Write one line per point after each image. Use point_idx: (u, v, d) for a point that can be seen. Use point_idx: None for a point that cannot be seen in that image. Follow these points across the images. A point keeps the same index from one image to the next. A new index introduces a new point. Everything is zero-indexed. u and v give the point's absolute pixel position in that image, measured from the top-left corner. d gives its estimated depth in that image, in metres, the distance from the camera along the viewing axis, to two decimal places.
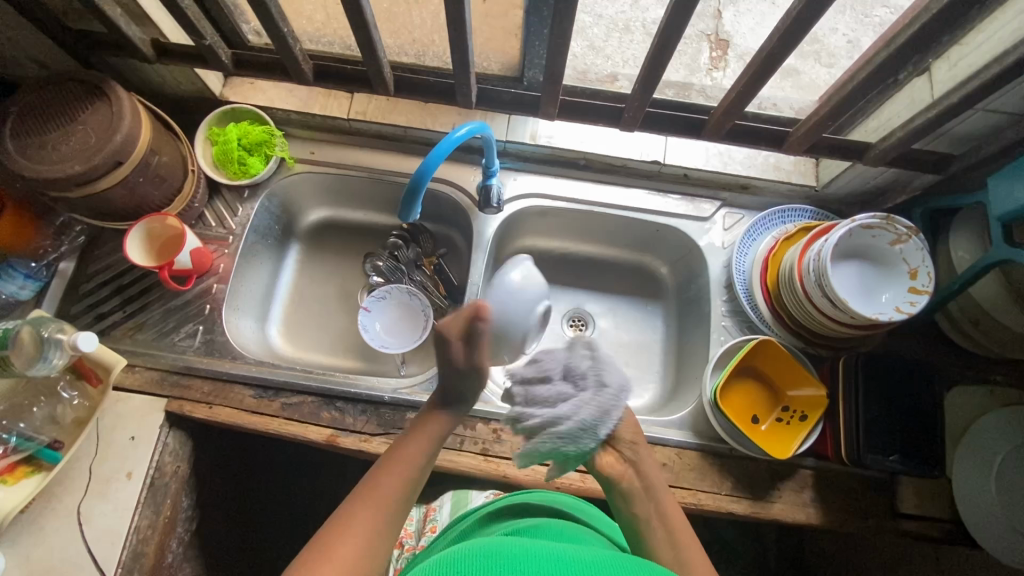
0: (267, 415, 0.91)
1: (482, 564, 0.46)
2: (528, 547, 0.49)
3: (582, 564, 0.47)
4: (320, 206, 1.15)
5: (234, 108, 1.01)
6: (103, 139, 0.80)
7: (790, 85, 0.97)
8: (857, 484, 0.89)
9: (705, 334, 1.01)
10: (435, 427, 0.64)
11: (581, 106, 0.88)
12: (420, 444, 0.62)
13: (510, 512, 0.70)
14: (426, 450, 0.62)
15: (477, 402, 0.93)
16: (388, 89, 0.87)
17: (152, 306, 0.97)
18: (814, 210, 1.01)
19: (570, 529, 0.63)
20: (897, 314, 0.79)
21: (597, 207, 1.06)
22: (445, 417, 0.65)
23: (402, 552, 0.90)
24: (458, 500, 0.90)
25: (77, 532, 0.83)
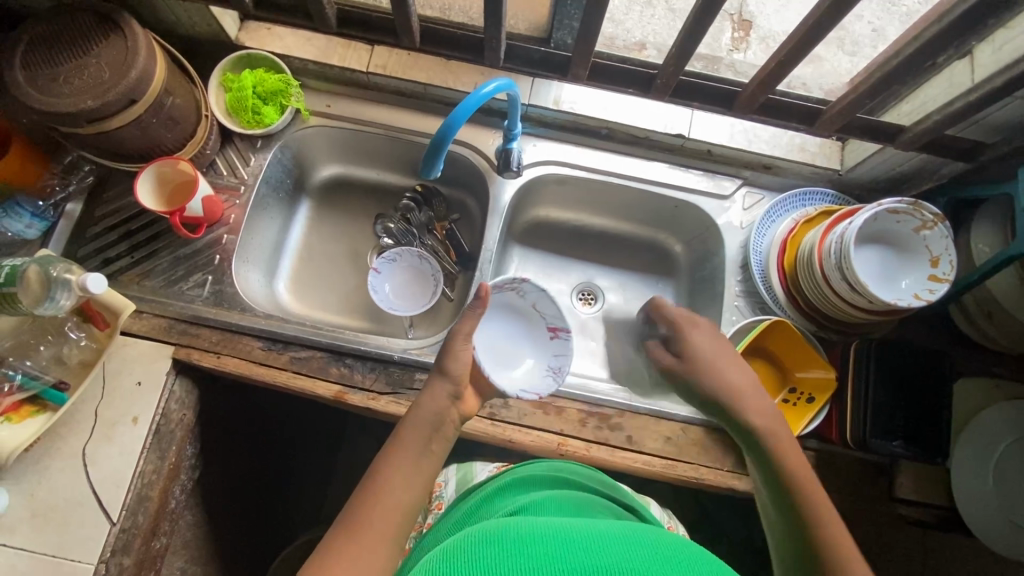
0: (276, 367, 0.90)
1: (485, 550, 0.46)
2: (533, 526, 0.49)
3: (585, 538, 0.47)
4: (332, 162, 1.13)
5: (250, 54, 0.98)
6: (117, 75, 0.77)
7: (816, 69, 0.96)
8: (858, 467, 0.90)
9: (717, 313, 1.00)
10: (423, 417, 0.68)
11: (610, 70, 0.85)
12: (405, 445, 0.65)
13: (517, 487, 0.71)
14: (420, 440, 0.66)
15: None
16: (413, 41, 0.83)
17: (161, 254, 0.95)
18: (836, 193, 0.99)
19: (575, 503, 0.65)
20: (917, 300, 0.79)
21: (615, 179, 1.04)
22: (433, 402, 0.69)
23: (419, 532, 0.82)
24: (463, 477, 0.83)
25: (82, 473, 0.84)
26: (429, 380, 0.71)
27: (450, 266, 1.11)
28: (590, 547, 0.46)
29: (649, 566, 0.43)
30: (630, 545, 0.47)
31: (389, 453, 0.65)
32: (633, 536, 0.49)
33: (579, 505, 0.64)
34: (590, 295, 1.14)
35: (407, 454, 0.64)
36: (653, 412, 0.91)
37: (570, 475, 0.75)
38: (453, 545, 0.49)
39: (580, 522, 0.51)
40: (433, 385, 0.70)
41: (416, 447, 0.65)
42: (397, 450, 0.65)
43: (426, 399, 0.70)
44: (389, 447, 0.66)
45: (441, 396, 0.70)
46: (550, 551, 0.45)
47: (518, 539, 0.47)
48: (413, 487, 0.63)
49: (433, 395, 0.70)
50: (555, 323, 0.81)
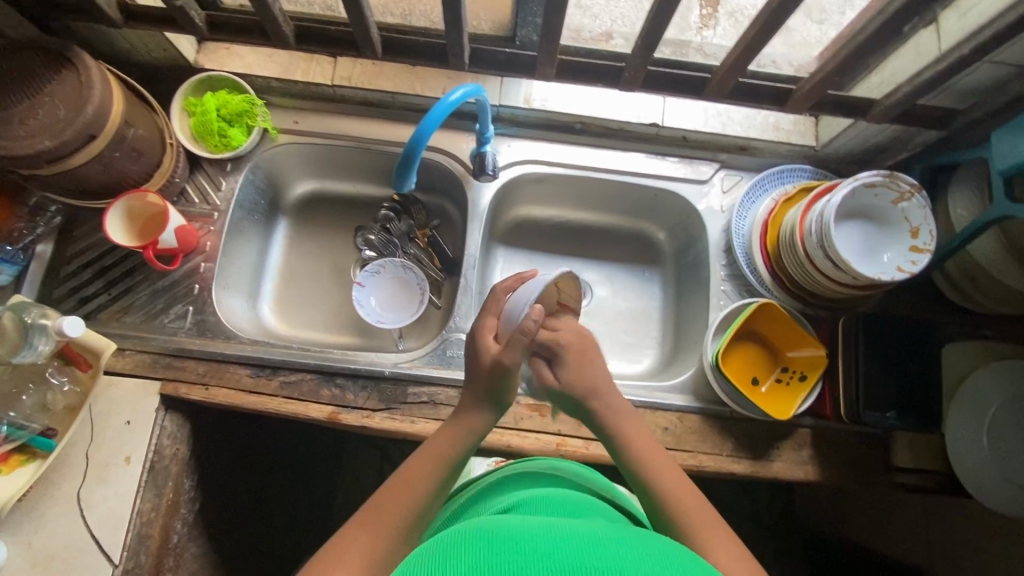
0: (265, 394, 0.89)
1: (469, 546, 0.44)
2: (522, 525, 0.48)
3: (574, 534, 0.46)
4: (306, 178, 1.11)
5: (211, 76, 0.96)
6: (73, 111, 0.75)
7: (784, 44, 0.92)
8: (854, 440, 0.91)
9: (704, 299, 1.00)
10: (459, 431, 0.66)
11: (577, 66, 0.84)
12: (432, 460, 0.64)
13: (512, 482, 0.71)
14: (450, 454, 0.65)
15: (454, 370, 0.92)
16: (375, 52, 0.80)
17: (138, 288, 0.94)
18: (813, 169, 0.99)
19: (570, 502, 0.63)
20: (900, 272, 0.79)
21: (593, 173, 1.03)
22: (477, 418, 0.67)
23: None
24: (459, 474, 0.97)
25: (79, 518, 0.82)
26: (471, 399, 0.68)
27: (435, 272, 1.11)
28: (579, 545, 0.44)
29: (638, 566, 0.42)
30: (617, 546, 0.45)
31: (417, 461, 0.64)
32: (622, 536, 0.47)
33: (572, 498, 0.64)
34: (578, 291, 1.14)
35: (432, 466, 0.63)
36: (648, 403, 0.91)
37: (566, 472, 0.76)
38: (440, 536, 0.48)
39: (570, 522, 0.50)
40: (477, 407, 0.67)
41: (446, 463, 0.64)
42: (424, 463, 0.64)
43: (467, 416, 0.67)
44: (417, 457, 0.65)
45: (480, 420, 0.67)
46: (534, 550, 0.43)
47: (503, 535, 0.45)
48: (431, 499, 0.62)
49: (473, 415, 0.67)
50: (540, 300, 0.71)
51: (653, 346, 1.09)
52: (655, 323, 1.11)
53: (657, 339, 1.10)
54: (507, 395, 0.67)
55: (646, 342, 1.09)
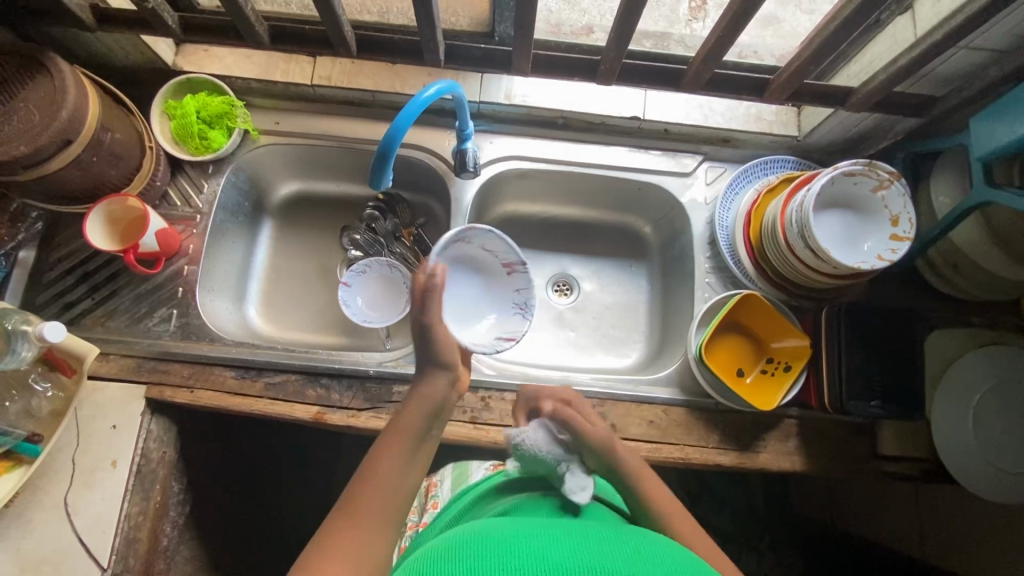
0: (251, 395, 0.89)
1: (472, 549, 0.49)
2: (512, 531, 0.52)
3: (558, 537, 0.50)
4: (290, 179, 1.11)
5: (190, 79, 0.95)
6: (48, 117, 0.74)
7: (770, 34, 0.92)
8: (840, 429, 0.91)
9: (689, 291, 1.00)
10: (422, 398, 0.70)
11: (554, 61, 0.84)
12: (403, 431, 0.66)
13: (510, 488, 0.74)
14: (419, 421, 0.68)
15: None
16: (350, 51, 0.80)
17: (122, 292, 0.94)
18: (797, 159, 0.99)
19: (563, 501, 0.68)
20: (880, 260, 0.78)
21: (577, 168, 1.03)
22: (433, 381, 0.72)
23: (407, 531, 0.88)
24: (458, 475, 0.88)
25: (67, 523, 0.82)
26: (424, 368, 0.73)
27: (421, 271, 1.10)
28: (561, 547, 0.48)
29: (615, 563, 0.46)
30: (604, 543, 0.50)
31: (388, 435, 0.66)
32: (604, 537, 0.51)
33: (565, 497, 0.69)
34: (565, 286, 1.14)
35: (404, 437, 0.65)
36: (634, 397, 0.91)
37: None
38: (439, 545, 0.53)
39: (558, 526, 0.54)
40: (430, 374, 0.72)
41: (415, 430, 0.66)
42: (397, 435, 0.65)
43: (424, 385, 0.72)
44: (389, 432, 0.66)
45: (438, 384, 0.72)
46: (531, 550, 0.48)
47: (494, 540, 0.50)
48: (409, 471, 0.63)
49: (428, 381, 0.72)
50: (509, 260, 0.88)
51: (640, 340, 1.09)
52: (642, 316, 1.11)
53: (644, 333, 1.10)
54: (452, 353, 0.73)
55: (633, 336, 1.09)
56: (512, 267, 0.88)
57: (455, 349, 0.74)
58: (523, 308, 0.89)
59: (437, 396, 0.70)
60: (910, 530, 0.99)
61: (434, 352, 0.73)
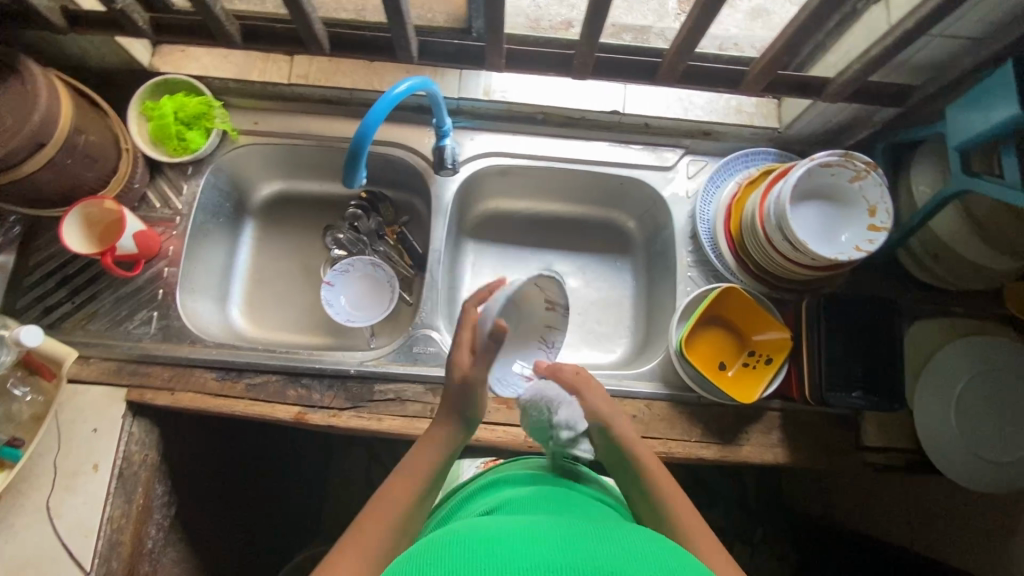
0: (232, 396, 0.89)
1: (460, 552, 0.47)
2: (496, 532, 0.50)
3: (546, 537, 0.49)
4: (272, 179, 1.10)
5: (167, 80, 0.95)
6: (19, 120, 0.74)
7: (760, 26, 0.92)
8: (823, 421, 0.91)
9: (672, 286, 1.00)
10: (436, 440, 0.70)
11: (529, 56, 0.83)
12: (412, 475, 0.66)
13: (493, 485, 0.71)
14: (430, 465, 0.68)
15: (420, 366, 0.92)
16: (322, 48, 0.80)
17: (102, 295, 0.93)
18: (777, 151, 0.99)
19: (550, 493, 0.66)
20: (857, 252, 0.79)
21: (558, 163, 1.03)
22: (452, 429, 0.70)
23: None
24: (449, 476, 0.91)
25: (49, 527, 0.82)
26: (443, 414, 0.71)
27: (405, 269, 1.11)
28: (548, 546, 0.47)
29: (608, 565, 0.45)
30: (594, 543, 0.49)
31: (397, 478, 0.66)
32: (593, 534, 0.50)
33: (552, 491, 0.66)
34: None
35: (412, 483, 0.66)
36: (615, 392, 0.91)
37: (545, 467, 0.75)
38: (421, 549, 0.50)
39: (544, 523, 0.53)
40: (447, 419, 0.70)
41: (423, 478, 0.66)
42: (404, 480, 0.66)
43: (439, 428, 0.71)
44: (397, 473, 0.67)
45: (454, 432, 0.70)
46: (519, 552, 0.46)
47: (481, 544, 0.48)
48: (411, 514, 0.64)
49: (444, 428, 0.70)
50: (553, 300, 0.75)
51: (625, 335, 1.09)
52: (627, 312, 1.11)
53: (629, 328, 1.09)
54: (476, 409, 0.71)
55: (618, 331, 1.09)
56: (553, 309, 0.75)
57: (478, 405, 0.71)
58: (552, 346, 0.78)
59: (450, 443, 0.70)
60: (896, 521, 0.99)
61: (460, 404, 0.70)
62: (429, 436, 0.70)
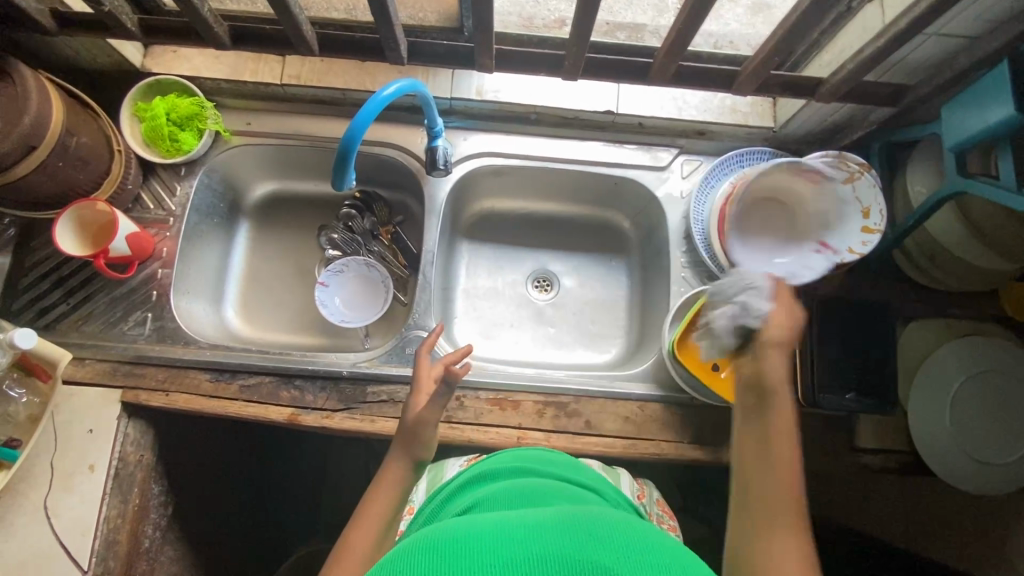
0: (226, 398, 0.89)
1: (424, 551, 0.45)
2: (471, 525, 0.48)
3: (522, 527, 0.46)
4: (266, 179, 1.10)
5: (158, 81, 0.95)
6: (10, 122, 0.74)
7: (761, 21, 0.90)
8: (818, 423, 0.90)
9: (666, 286, 1.00)
10: (393, 480, 0.71)
11: (520, 56, 0.83)
12: (371, 519, 0.67)
13: (476, 482, 0.70)
14: (389, 507, 0.68)
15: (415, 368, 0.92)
16: (312, 49, 0.79)
17: (97, 296, 0.94)
18: (773, 151, 0.98)
19: (535, 488, 0.63)
20: (822, 250, 0.83)
21: (551, 163, 1.02)
22: (404, 468, 0.72)
23: None
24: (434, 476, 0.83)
25: (46, 527, 0.83)
26: (392, 454, 0.73)
27: (399, 270, 1.10)
28: (523, 535, 0.45)
29: (584, 553, 0.43)
30: (569, 533, 0.45)
31: (355, 526, 0.66)
32: (571, 518, 0.47)
33: (539, 485, 0.63)
34: (544, 282, 1.13)
35: (372, 527, 0.66)
36: (607, 394, 0.90)
37: (537, 462, 0.73)
38: (394, 550, 0.47)
39: (521, 514, 0.50)
40: (399, 460, 0.72)
41: (381, 521, 0.67)
42: (362, 526, 0.66)
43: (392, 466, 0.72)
44: (356, 520, 0.67)
45: (406, 470, 0.72)
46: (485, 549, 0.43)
47: (453, 541, 0.45)
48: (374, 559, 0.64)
49: (396, 467, 0.71)
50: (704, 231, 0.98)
51: (619, 336, 1.09)
52: (621, 312, 1.10)
53: (623, 328, 1.09)
54: (426, 448, 0.73)
55: (612, 332, 1.09)
56: None
57: (429, 443, 0.74)
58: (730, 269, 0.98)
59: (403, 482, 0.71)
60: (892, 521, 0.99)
61: (413, 440, 0.73)
62: (385, 476, 0.71)
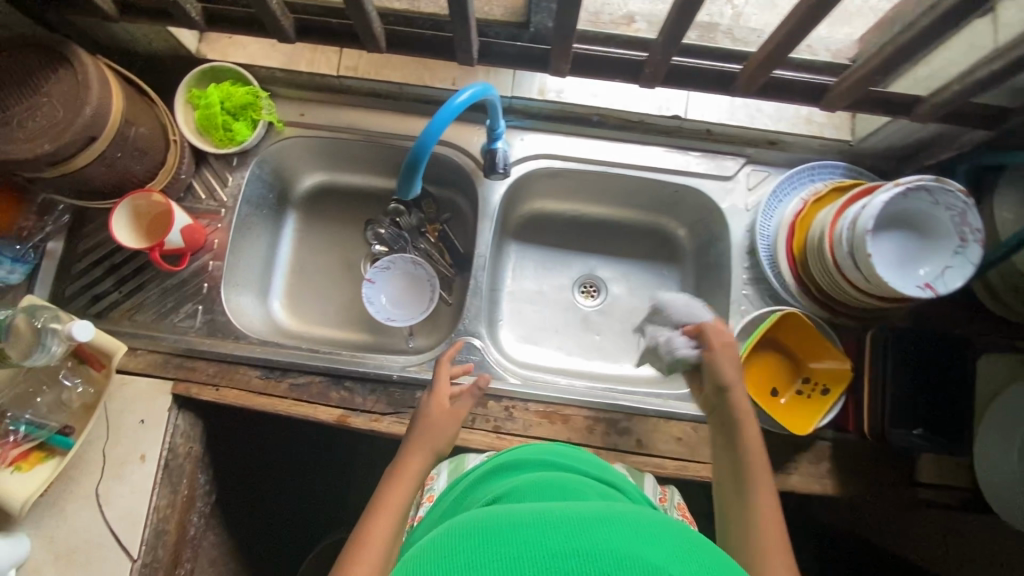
0: (275, 396, 0.89)
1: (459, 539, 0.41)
2: (516, 511, 0.44)
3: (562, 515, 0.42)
4: (315, 170, 1.08)
5: (214, 68, 0.92)
6: (71, 113, 0.72)
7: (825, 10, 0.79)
8: (879, 454, 0.87)
9: (725, 303, 0.96)
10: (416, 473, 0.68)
11: (597, 61, 0.79)
12: (391, 513, 0.63)
13: (499, 476, 0.67)
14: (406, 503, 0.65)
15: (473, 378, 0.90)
16: (379, 46, 0.76)
17: (149, 285, 0.93)
18: (846, 166, 0.93)
19: (564, 484, 0.59)
20: (922, 288, 0.72)
21: (611, 168, 0.98)
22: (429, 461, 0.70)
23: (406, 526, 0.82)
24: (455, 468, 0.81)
25: (98, 514, 0.84)
26: (409, 449, 0.71)
27: (445, 268, 1.08)
28: (574, 525, 0.40)
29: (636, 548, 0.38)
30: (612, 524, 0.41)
31: (375, 522, 0.61)
32: (613, 511, 0.43)
33: (569, 481, 0.60)
34: (592, 288, 1.10)
35: (396, 517, 0.63)
36: (660, 412, 0.88)
37: (562, 457, 0.70)
38: (433, 538, 0.43)
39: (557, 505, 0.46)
40: (423, 458, 0.70)
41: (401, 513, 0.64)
42: (383, 522, 0.61)
43: (412, 462, 0.69)
44: (370, 515, 0.62)
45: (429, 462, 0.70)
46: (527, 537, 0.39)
47: (498, 527, 0.41)
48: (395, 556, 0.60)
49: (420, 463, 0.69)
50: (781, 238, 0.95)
51: None
52: None
53: None
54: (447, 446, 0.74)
55: None
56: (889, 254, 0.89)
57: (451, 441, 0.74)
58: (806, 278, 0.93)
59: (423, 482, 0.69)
60: None
61: (441, 437, 0.73)
62: (409, 470, 0.68)
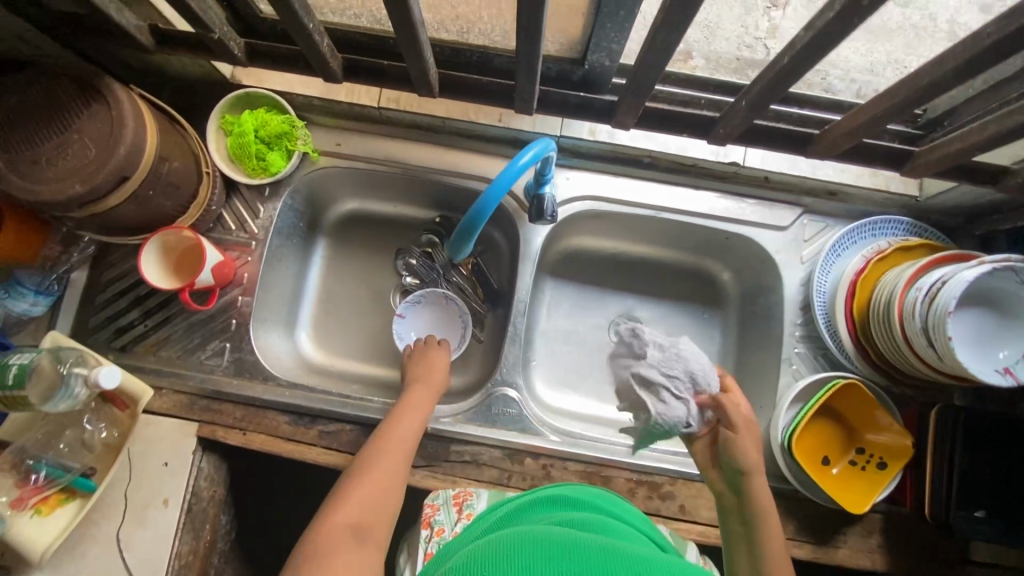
0: (304, 442, 0.85)
1: None
2: None
3: None
4: (348, 198, 1.04)
5: (248, 94, 0.88)
6: (105, 151, 0.68)
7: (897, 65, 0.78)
8: (933, 530, 0.83)
9: (774, 359, 0.92)
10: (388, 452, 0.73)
11: (660, 113, 0.75)
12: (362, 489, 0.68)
13: (539, 513, 0.64)
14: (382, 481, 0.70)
15: (514, 433, 0.86)
16: (432, 90, 0.72)
17: (175, 319, 0.90)
18: (910, 223, 0.88)
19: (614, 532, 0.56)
20: (1002, 373, 0.68)
21: (659, 212, 0.94)
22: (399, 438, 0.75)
23: (431, 535, 0.77)
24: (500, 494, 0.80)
25: (118, 559, 0.81)
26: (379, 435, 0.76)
27: (478, 304, 1.04)
28: None
29: None
30: None
31: (347, 504, 0.67)
32: None
33: (619, 530, 0.58)
34: None
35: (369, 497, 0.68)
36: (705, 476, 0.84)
37: (605, 503, 0.68)
38: None
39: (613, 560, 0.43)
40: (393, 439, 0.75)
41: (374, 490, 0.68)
42: (354, 501, 0.67)
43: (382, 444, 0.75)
44: (341, 496, 0.68)
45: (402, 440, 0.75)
46: None
47: None
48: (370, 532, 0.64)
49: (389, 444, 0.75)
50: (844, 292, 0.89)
51: None
52: None
53: None
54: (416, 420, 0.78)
55: None
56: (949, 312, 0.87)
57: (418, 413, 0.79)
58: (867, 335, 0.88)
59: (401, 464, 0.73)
60: None
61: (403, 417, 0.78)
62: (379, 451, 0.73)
